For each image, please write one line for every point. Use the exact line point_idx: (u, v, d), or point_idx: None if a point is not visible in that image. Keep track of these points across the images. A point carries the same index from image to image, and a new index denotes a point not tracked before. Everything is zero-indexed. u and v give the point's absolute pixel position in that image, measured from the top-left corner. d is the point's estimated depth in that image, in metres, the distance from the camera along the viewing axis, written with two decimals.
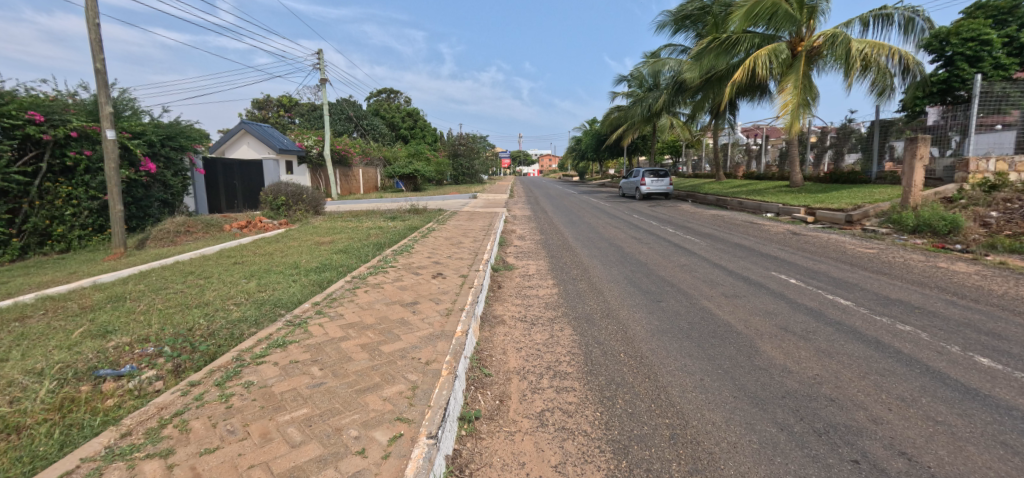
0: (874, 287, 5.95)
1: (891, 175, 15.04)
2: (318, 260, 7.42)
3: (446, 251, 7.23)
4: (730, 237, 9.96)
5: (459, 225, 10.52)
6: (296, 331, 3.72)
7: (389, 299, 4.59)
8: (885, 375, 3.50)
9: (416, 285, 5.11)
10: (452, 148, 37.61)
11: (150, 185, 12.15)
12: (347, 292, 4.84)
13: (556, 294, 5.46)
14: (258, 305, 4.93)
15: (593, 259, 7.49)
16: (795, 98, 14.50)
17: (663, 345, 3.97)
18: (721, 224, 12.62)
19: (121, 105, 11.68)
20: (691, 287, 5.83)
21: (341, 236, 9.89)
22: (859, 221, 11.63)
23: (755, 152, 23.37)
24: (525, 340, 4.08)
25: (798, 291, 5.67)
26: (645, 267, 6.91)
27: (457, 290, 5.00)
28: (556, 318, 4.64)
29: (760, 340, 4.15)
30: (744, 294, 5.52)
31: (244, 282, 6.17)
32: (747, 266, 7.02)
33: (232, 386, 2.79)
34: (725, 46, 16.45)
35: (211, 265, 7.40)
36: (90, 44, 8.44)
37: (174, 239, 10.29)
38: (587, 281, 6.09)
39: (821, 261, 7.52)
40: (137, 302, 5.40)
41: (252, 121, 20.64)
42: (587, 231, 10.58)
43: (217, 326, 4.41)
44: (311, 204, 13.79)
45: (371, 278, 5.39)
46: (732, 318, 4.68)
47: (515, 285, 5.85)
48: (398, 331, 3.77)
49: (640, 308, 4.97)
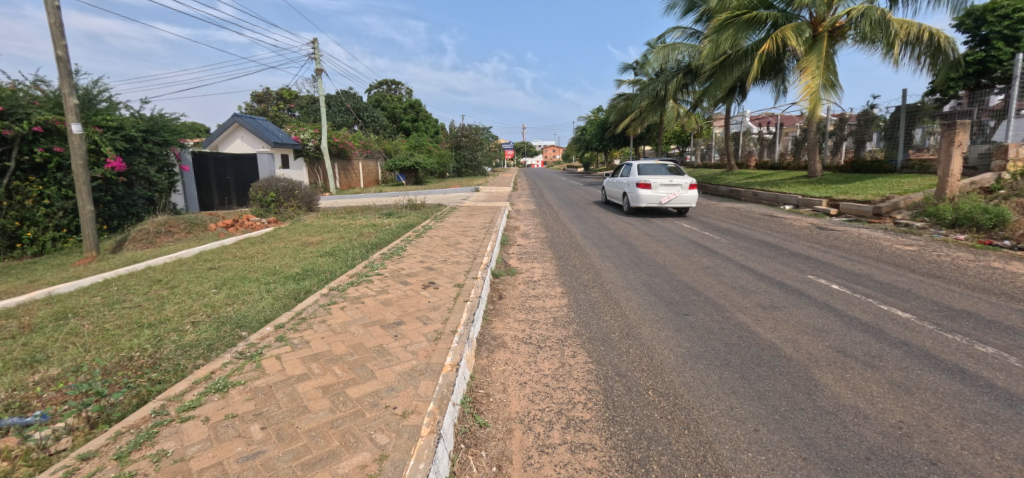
0: (930, 295, 5.17)
1: (919, 164, 14.12)
2: (301, 265, 6.71)
3: (442, 253, 6.49)
4: (752, 233, 9.18)
5: (458, 222, 9.78)
6: (245, 367, 2.99)
7: (368, 319, 3.86)
8: (988, 422, 2.74)
9: (402, 299, 4.38)
10: (454, 140, 36.77)
11: (132, 182, 11.51)
12: (322, 308, 4.12)
13: (565, 306, 4.72)
14: (217, 326, 4.22)
15: (604, 261, 6.75)
16: (818, 78, 13.69)
17: (701, 379, 3.22)
18: (739, 218, 11.81)
19: (96, 96, 11.03)
20: (720, 295, 5.07)
21: (331, 235, 9.17)
22: (888, 214, 10.84)
23: (768, 141, 22.48)
24: (531, 372, 3.34)
25: (845, 301, 4.91)
26: (665, 270, 6.15)
27: (449, 304, 4.26)
28: (566, 339, 3.89)
29: (818, 369, 3.41)
30: (784, 305, 4.75)
31: (213, 293, 5.47)
32: (779, 269, 6.26)
33: (139, 461, 2.12)
34: (746, 24, 15.25)
35: (184, 271, 6.72)
36: (50, 29, 7.75)
37: (154, 240, 9.65)
38: (600, 288, 5.35)
39: (860, 262, 6.72)
40: (83, 320, 4.69)
41: (245, 114, 19.82)
42: (596, 228, 9.80)
43: (163, 355, 3.70)
44: (304, 201, 13.09)
45: (351, 290, 4.67)
46: (775, 337, 3.94)
47: (519, 294, 5.12)
48: (372, 365, 3.05)
49: (664, 324, 4.22)
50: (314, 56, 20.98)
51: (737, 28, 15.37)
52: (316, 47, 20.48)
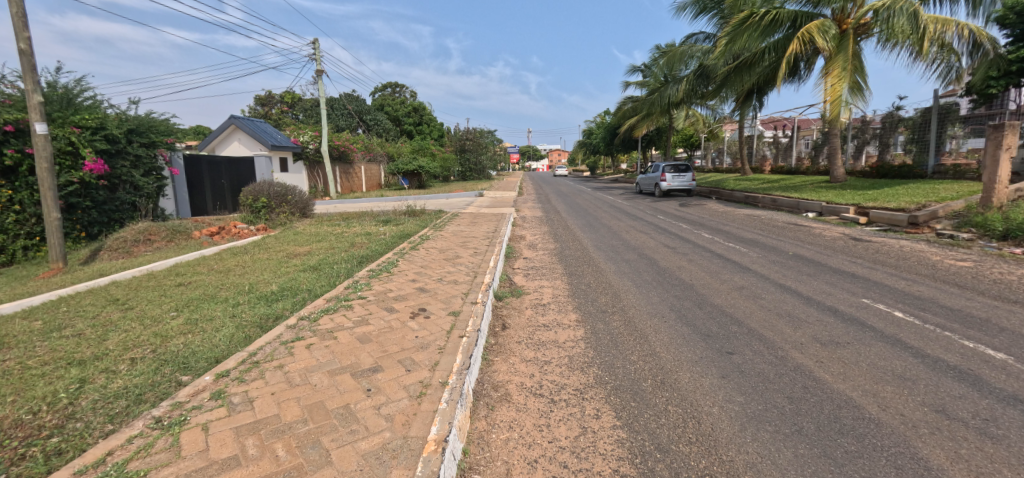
0: (1017, 326, 4.33)
1: (952, 169, 13.23)
2: (279, 281, 5.94)
3: (438, 269, 5.71)
4: (781, 246, 8.34)
5: (458, 231, 8.98)
6: (157, 443, 2.24)
7: (338, 364, 3.06)
8: None
9: (384, 334, 3.58)
10: (459, 143, 35.99)
11: (115, 186, 10.87)
12: (283, 345, 3.35)
13: (581, 340, 3.90)
14: (156, 368, 3.45)
15: (622, 279, 5.93)
16: (844, 80, 12.90)
17: (770, 458, 2.42)
18: (763, 227, 10.96)
19: (75, 94, 10.46)
20: (766, 326, 4.24)
21: (320, 245, 8.42)
22: (926, 223, 9.94)
23: (784, 145, 21.59)
24: (543, 443, 2.53)
25: (919, 335, 4.08)
26: (694, 291, 5.33)
27: (441, 342, 3.44)
28: (587, 389, 3.08)
29: (921, 442, 2.58)
30: (848, 341, 3.92)
31: (170, 317, 4.69)
32: (826, 290, 5.43)
33: None
34: (766, 23, 14.33)
35: (147, 288, 5.95)
36: (12, 20, 7.07)
37: (131, 249, 8.94)
38: (621, 314, 4.55)
39: (915, 281, 5.87)
40: (5, 355, 3.92)
41: (243, 116, 19.11)
42: (609, 238, 8.99)
43: (75, 411, 2.93)
44: (298, 206, 12.36)
45: (323, 320, 3.86)
46: (852, 390, 3.12)
47: (525, 322, 4.32)
48: (327, 442, 2.25)
49: (706, 368, 3.40)
50: (314, 57, 20.35)
51: (757, 29, 14.45)
52: (316, 47, 19.87)
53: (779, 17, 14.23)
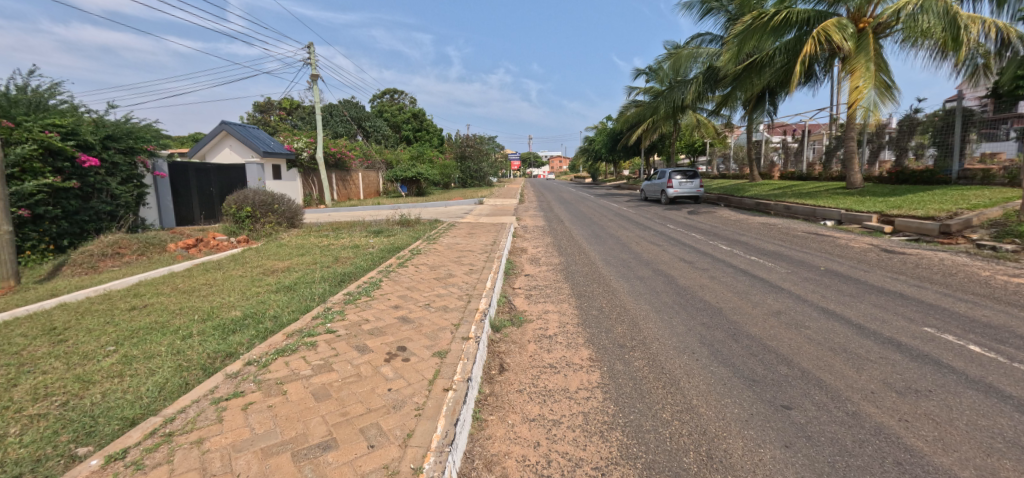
0: None
1: (980, 173, 12.43)
2: (245, 305, 5.18)
3: (426, 291, 4.99)
4: (809, 259, 7.57)
5: (453, 245, 8.22)
6: None
7: (279, 436, 2.30)
8: None
9: (348, 386, 2.81)
10: (460, 150, 35.22)
11: (89, 195, 10.05)
12: (214, 404, 2.58)
13: (597, 388, 3.14)
14: (52, 433, 2.68)
15: (638, 301, 5.15)
16: (869, 81, 12.14)
17: None
18: (783, 237, 10.18)
19: (42, 97, 9.75)
20: (821, 366, 3.47)
21: (302, 260, 7.69)
22: (960, 233, 9.16)
23: (794, 151, 20.87)
24: None
25: (1013, 378, 3.29)
26: (725, 318, 4.56)
27: (420, 399, 2.65)
28: (610, 468, 2.32)
29: None
30: (928, 388, 3.15)
31: (103, 355, 3.92)
32: (878, 315, 4.66)
33: None
34: (775, 24, 13.64)
35: (94, 314, 5.19)
36: None
37: (97, 264, 8.18)
38: (642, 350, 3.77)
39: (975, 303, 5.10)
40: None
41: (235, 122, 18.41)
42: (618, 251, 8.23)
43: None
44: (285, 216, 11.62)
45: (275, 365, 3.09)
46: (960, 467, 2.35)
47: (528, 361, 3.56)
48: None
49: (762, 432, 2.64)
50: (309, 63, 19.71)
51: (764, 30, 13.77)
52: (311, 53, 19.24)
53: (788, 18, 13.52)
